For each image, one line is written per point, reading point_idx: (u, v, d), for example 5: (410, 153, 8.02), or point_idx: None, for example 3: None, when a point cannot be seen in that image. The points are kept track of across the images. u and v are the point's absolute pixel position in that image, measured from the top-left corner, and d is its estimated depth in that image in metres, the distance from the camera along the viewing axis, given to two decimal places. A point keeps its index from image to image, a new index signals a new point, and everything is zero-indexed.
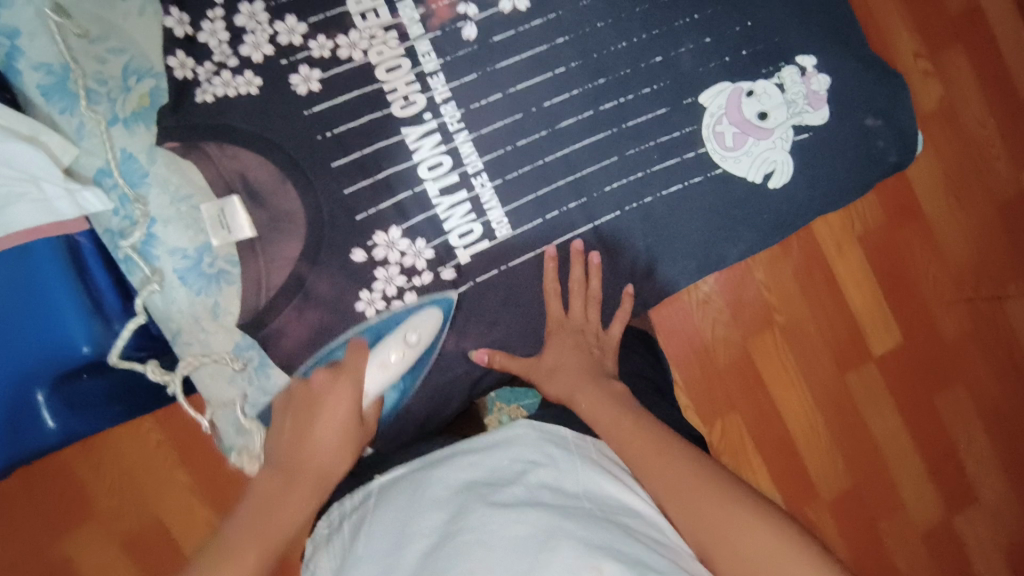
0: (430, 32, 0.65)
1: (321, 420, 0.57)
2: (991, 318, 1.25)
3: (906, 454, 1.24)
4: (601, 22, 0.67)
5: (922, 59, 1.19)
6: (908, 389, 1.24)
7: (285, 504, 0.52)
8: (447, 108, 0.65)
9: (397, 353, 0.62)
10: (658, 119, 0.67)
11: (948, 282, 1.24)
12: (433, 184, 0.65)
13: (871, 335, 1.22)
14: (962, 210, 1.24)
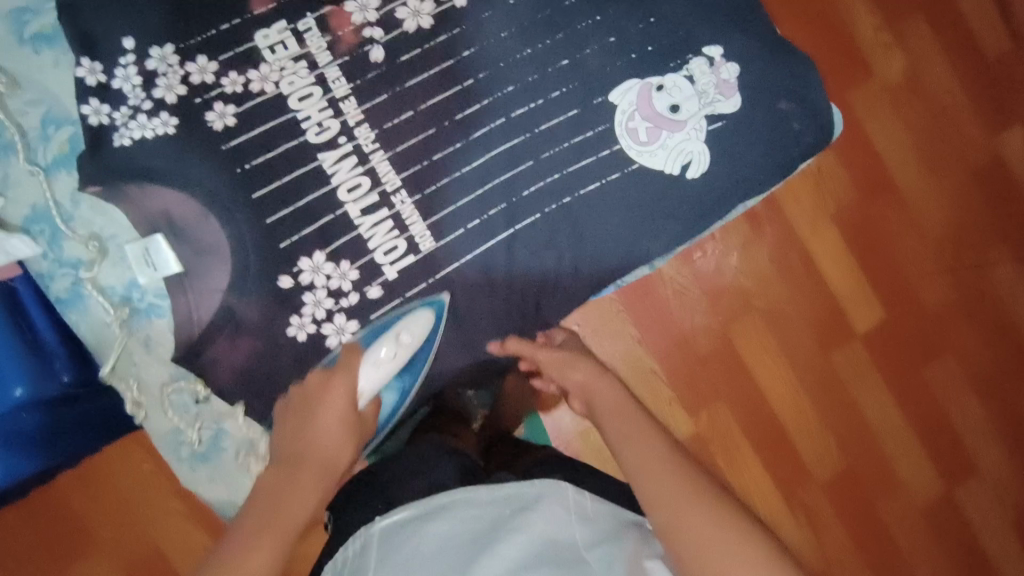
0: (338, 58, 0.66)
1: (321, 415, 0.64)
2: (976, 286, 1.25)
3: (899, 429, 1.24)
4: (505, 32, 0.68)
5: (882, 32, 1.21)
6: (898, 362, 1.23)
7: (294, 498, 0.59)
8: (361, 130, 0.66)
9: (387, 350, 0.67)
10: (570, 121, 0.69)
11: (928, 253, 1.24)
12: (354, 206, 0.67)
13: (854, 311, 1.21)
14: (937, 182, 1.24)
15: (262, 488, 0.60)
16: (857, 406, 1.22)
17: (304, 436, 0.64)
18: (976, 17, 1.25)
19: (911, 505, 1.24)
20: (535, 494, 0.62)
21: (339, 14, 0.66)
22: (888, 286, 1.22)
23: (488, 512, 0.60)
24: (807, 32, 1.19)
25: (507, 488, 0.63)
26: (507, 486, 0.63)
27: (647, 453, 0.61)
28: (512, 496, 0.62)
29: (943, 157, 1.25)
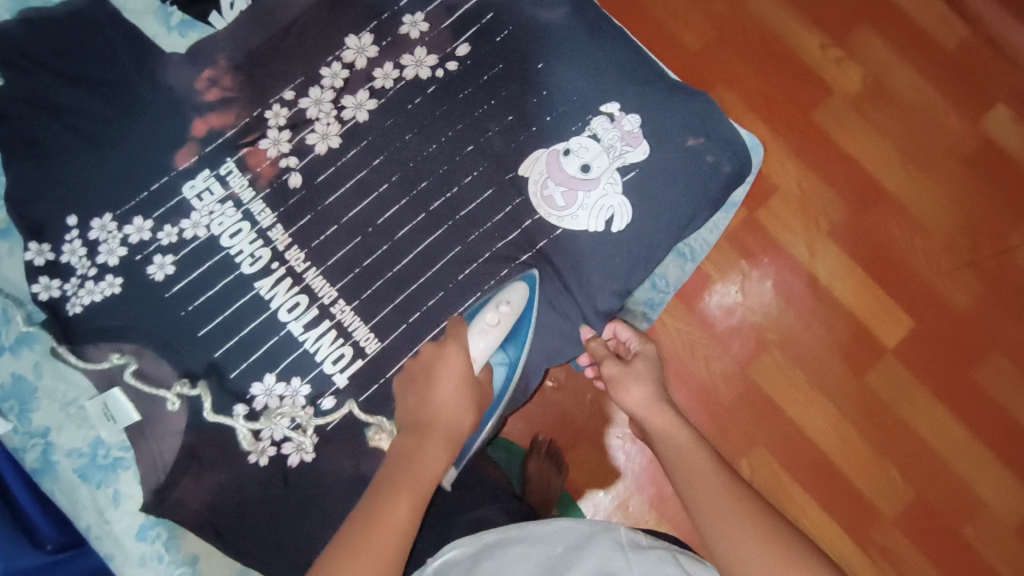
0: (261, 191, 0.71)
1: (443, 382, 0.61)
2: (1014, 279, 0.92)
3: (981, 459, 0.89)
4: (408, 133, 0.72)
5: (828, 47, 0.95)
6: (948, 384, 0.90)
7: (425, 458, 0.55)
8: (292, 252, 0.70)
9: (493, 316, 0.66)
10: (486, 202, 0.71)
11: (943, 249, 0.92)
12: (296, 324, 0.69)
13: (879, 329, 0.91)
14: (933, 172, 0.94)
15: (395, 455, 0.56)
16: (930, 444, 0.89)
17: (432, 408, 0.59)
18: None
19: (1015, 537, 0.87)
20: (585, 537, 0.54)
21: (255, 152, 0.71)
22: (924, 297, 0.91)
23: (541, 548, 0.53)
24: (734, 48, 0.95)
25: (552, 526, 0.55)
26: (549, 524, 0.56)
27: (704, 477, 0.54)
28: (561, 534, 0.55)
29: (934, 143, 0.94)
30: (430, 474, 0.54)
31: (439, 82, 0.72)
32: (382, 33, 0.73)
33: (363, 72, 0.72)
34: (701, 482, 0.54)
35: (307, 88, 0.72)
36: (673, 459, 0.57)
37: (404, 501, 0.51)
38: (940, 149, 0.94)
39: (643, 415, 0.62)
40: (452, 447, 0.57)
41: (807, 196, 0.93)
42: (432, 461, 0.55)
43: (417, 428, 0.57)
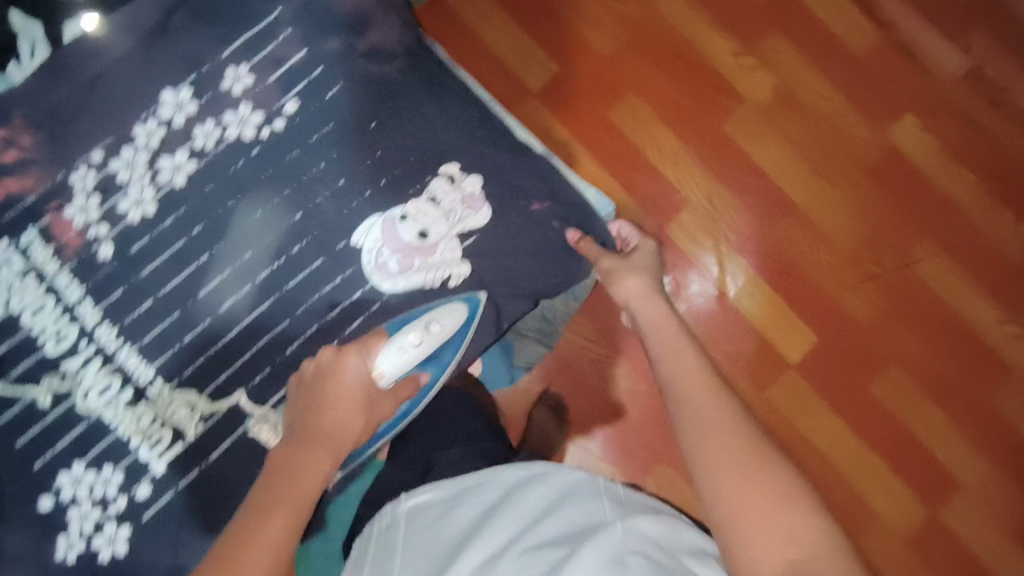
0: (66, 263, 0.65)
1: (332, 387, 0.60)
2: (878, 276, 1.25)
3: (817, 408, 1.22)
4: (230, 199, 0.67)
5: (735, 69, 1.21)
6: (816, 356, 1.23)
7: (308, 464, 0.56)
8: (103, 329, 0.65)
9: (415, 336, 0.64)
10: (316, 273, 0.68)
11: (825, 251, 1.25)
12: (108, 408, 0.64)
13: (761, 325, 1.24)
14: (810, 188, 1.26)
15: (275, 458, 0.57)
16: (774, 407, 1.22)
17: (326, 410, 0.59)
18: (777, 46, 1.29)
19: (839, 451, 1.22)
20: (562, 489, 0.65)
21: (60, 220, 0.64)
22: (800, 288, 1.24)
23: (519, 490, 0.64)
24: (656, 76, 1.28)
25: (529, 471, 0.67)
26: (530, 470, 0.68)
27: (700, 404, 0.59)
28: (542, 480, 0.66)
29: (811, 166, 1.27)
30: (305, 486, 0.55)
31: (265, 143, 0.67)
32: (201, 87, 0.67)
33: (181, 131, 0.66)
34: (691, 377, 0.61)
35: (118, 147, 0.65)
36: (665, 361, 0.63)
37: (279, 516, 0.53)
38: (815, 171, 1.27)
39: (636, 304, 0.70)
40: (336, 456, 0.58)
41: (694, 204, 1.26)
42: (314, 470, 0.56)
43: (299, 436, 0.58)
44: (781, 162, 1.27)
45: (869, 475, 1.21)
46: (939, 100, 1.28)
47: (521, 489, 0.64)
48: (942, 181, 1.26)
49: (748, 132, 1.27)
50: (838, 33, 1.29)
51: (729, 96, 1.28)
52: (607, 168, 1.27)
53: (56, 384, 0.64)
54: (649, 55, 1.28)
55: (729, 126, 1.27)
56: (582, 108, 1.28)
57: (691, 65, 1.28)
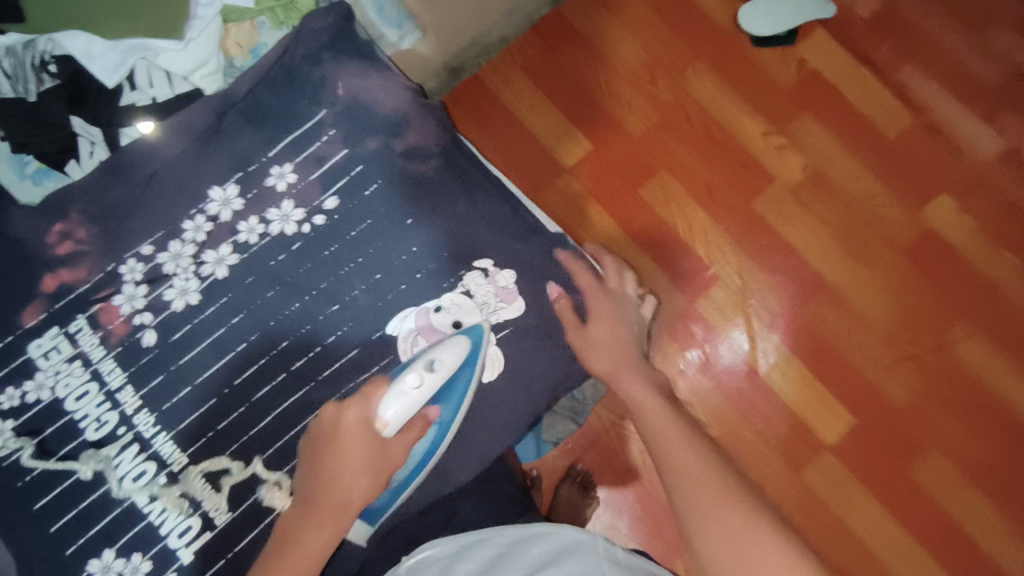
0: (111, 350, 0.67)
1: (336, 452, 0.61)
2: (942, 370, 1.20)
3: (867, 505, 1.17)
4: (270, 291, 0.69)
5: (772, 137, 1.30)
6: (879, 461, 1.18)
7: (301, 532, 0.59)
8: (141, 416, 0.66)
9: (416, 376, 0.63)
10: (350, 362, 0.69)
11: (880, 344, 1.22)
12: (140, 494, 0.65)
13: (814, 420, 1.20)
14: (869, 264, 1.25)
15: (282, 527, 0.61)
16: (817, 494, 1.18)
17: (327, 471, 0.60)
18: (807, 127, 1.30)
19: (894, 547, 1.16)
20: (559, 547, 0.65)
21: (109, 308, 0.67)
22: (855, 383, 1.21)
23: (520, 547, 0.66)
24: (692, 153, 1.30)
25: (531, 530, 0.68)
26: (533, 528, 0.69)
27: (687, 456, 0.64)
28: (543, 537, 0.67)
29: (871, 242, 1.26)
30: (304, 557, 0.58)
31: (304, 238, 0.70)
32: (247, 184, 0.70)
33: (226, 225, 0.70)
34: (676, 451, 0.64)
35: (167, 242, 0.69)
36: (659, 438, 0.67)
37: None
38: (880, 245, 1.25)
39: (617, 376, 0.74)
40: (339, 517, 0.60)
41: (748, 277, 1.25)
42: (315, 536, 0.59)
43: (307, 500, 0.60)
44: (837, 235, 1.26)
45: (913, 569, 1.15)
46: (975, 182, 1.27)
47: (522, 544, 0.66)
48: (982, 263, 1.24)
49: (778, 210, 1.27)
50: (871, 114, 1.30)
51: (758, 176, 1.29)
52: (636, 243, 1.28)
53: (98, 466, 0.65)
54: (680, 133, 1.31)
55: (759, 204, 1.28)
56: (612, 185, 1.30)
57: (723, 142, 1.30)
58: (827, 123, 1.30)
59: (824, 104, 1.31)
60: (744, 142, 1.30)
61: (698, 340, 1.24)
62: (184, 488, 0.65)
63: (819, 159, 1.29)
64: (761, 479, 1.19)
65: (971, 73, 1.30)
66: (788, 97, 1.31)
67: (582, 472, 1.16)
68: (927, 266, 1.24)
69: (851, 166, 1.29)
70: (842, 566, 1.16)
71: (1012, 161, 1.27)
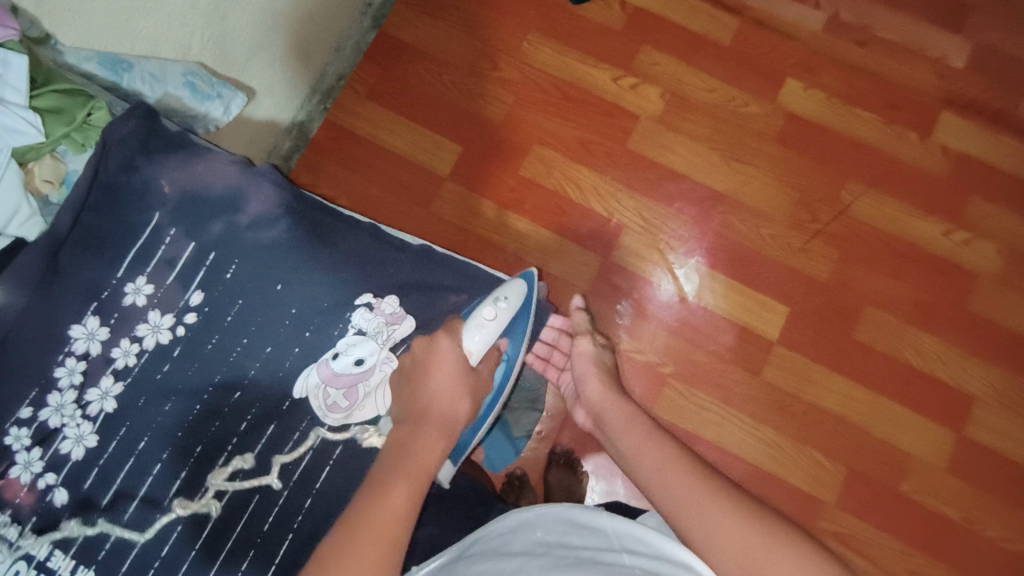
0: (26, 523, 0.63)
1: (435, 373, 0.69)
2: (848, 233, 1.27)
3: (830, 377, 1.22)
4: (168, 404, 0.68)
5: (622, 80, 1.35)
6: (827, 334, 1.24)
7: (420, 444, 0.63)
8: (80, 573, 0.63)
9: (488, 311, 0.74)
10: (271, 438, 0.69)
11: (787, 230, 1.28)
12: None
13: (754, 321, 1.25)
14: (750, 163, 1.31)
15: (390, 445, 0.64)
16: (780, 385, 1.22)
17: (425, 395, 0.67)
18: (649, 60, 1.35)
19: (865, 405, 1.21)
20: (560, 527, 0.69)
21: (7, 483, 0.64)
22: (779, 272, 1.26)
23: (515, 534, 0.70)
24: (556, 120, 1.34)
25: (529, 516, 0.72)
26: (525, 514, 0.73)
27: (618, 410, 0.87)
28: (541, 518, 0.71)
29: (744, 142, 1.32)
30: (423, 462, 0.61)
31: (182, 341, 0.70)
32: (106, 311, 0.69)
33: (100, 358, 0.68)
34: (613, 412, 0.88)
35: (44, 397, 0.66)
36: (604, 405, 0.90)
37: (401, 489, 0.58)
38: (752, 142, 1.32)
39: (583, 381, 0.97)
40: (447, 433, 0.65)
41: (648, 213, 1.29)
42: (428, 450, 0.62)
43: (413, 418, 0.65)
44: (712, 146, 1.32)
45: (889, 418, 1.20)
46: (812, 57, 1.34)
47: (525, 528, 0.70)
48: (844, 127, 1.31)
49: (651, 143, 1.32)
50: (701, 27, 1.36)
51: (622, 119, 1.33)
52: (535, 220, 1.30)
53: None
54: (539, 104, 1.34)
55: (633, 144, 1.32)
56: (493, 175, 1.32)
57: (580, 99, 1.34)
58: (665, 49, 1.36)
59: (656, 33, 1.36)
60: (598, 93, 1.34)
61: (625, 290, 1.27)
62: None
63: (669, 84, 1.34)
64: (728, 393, 1.22)
65: None
66: (623, 40, 1.36)
67: (564, 452, 1.17)
68: (804, 145, 1.31)
69: (702, 81, 1.34)
70: (828, 441, 1.20)
71: (836, 25, 1.35)
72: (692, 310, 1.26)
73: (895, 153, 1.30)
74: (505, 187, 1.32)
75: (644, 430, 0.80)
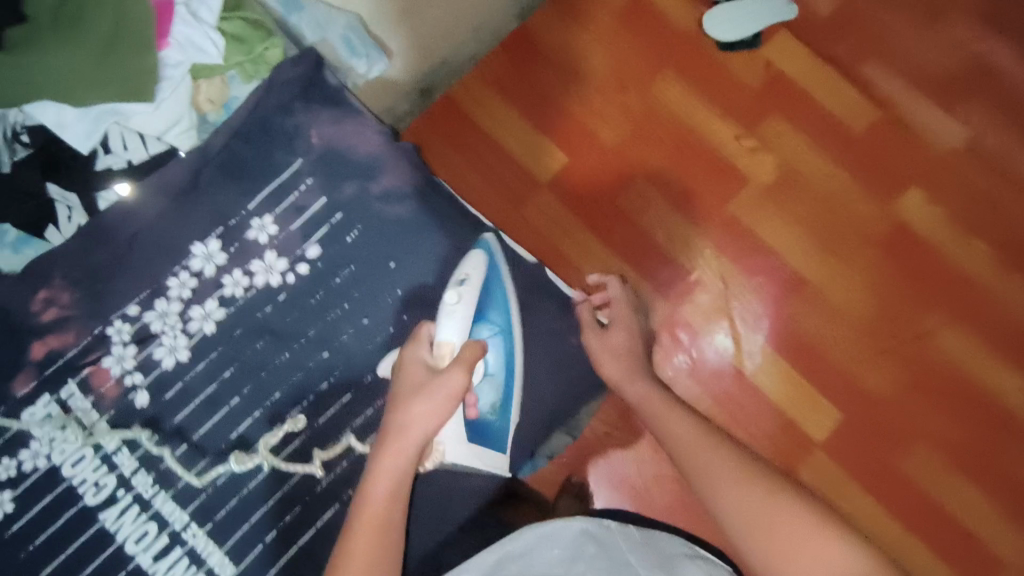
0: (105, 412, 0.71)
1: (406, 372, 0.72)
2: (922, 359, 1.23)
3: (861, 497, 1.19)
4: (260, 343, 0.74)
5: (743, 140, 1.32)
6: (870, 453, 1.21)
7: (396, 439, 0.69)
8: (139, 477, 0.70)
9: (453, 297, 0.73)
10: (343, 405, 0.74)
11: (862, 338, 1.25)
12: (144, 555, 0.69)
13: (803, 417, 1.22)
14: (845, 261, 1.27)
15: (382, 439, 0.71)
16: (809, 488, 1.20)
17: (399, 392, 0.71)
18: (776, 129, 1.33)
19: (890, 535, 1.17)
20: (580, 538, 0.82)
21: (99, 371, 0.71)
22: (842, 378, 1.23)
23: (542, 549, 0.80)
24: (667, 161, 1.32)
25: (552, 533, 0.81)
26: (548, 533, 0.81)
27: (665, 413, 0.90)
28: (557, 538, 0.81)
29: (845, 239, 1.28)
30: (397, 452, 0.68)
31: (289, 288, 0.75)
32: (228, 239, 0.74)
33: (211, 280, 0.73)
34: (655, 411, 0.90)
35: (152, 300, 0.72)
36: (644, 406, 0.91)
37: (382, 483, 0.68)
38: (854, 241, 1.28)
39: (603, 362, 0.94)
40: (430, 421, 0.70)
41: (730, 279, 1.27)
42: (406, 442, 0.69)
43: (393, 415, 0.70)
44: (813, 233, 1.28)
45: (908, 555, 1.17)
46: (940, 174, 1.30)
47: (545, 547, 0.80)
48: (951, 252, 1.27)
49: (753, 212, 1.30)
50: (837, 111, 1.32)
51: (731, 180, 1.31)
52: (617, 252, 1.29)
53: (100, 529, 0.69)
54: (653, 141, 1.33)
55: (735, 208, 1.30)
56: (590, 198, 1.32)
57: (696, 148, 1.32)
58: (795, 123, 1.33)
59: (791, 105, 1.33)
60: (717, 147, 1.32)
61: (686, 346, 1.26)
62: (188, 544, 0.70)
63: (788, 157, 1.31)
64: None
65: (929, 65, 1.33)
66: (756, 103, 1.33)
67: (579, 485, 1.13)
68: (905, 258, 1.27)
69: (821, 165, 1.31)
70: None
71: (974, 150, 1.30)
72: (746, 387, 1.24)
73: (997, 294, 1.25)
74: (597, 213, 1.31)
75: (699, 445, 0.84)
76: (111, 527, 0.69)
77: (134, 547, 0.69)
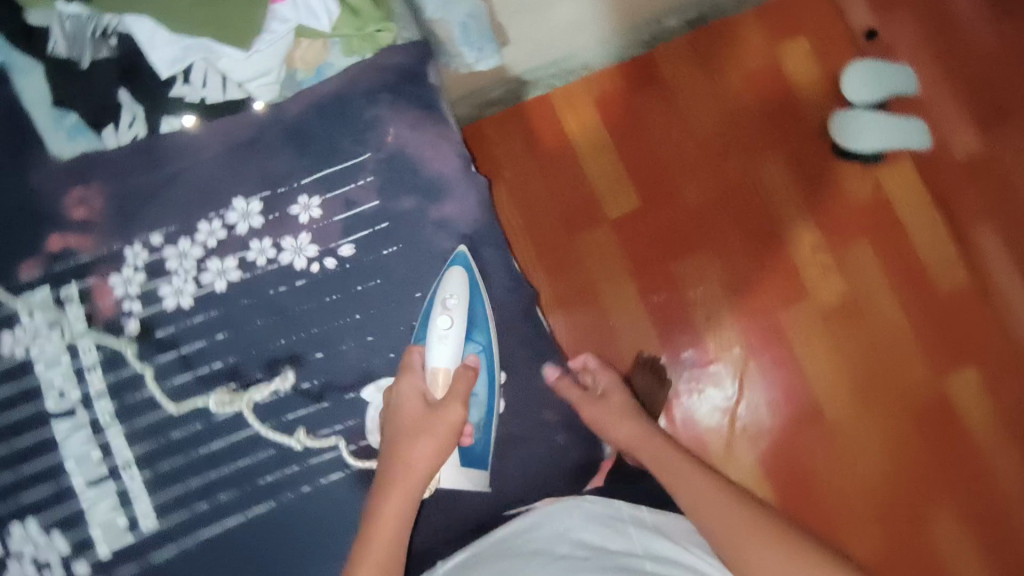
0: (96, 326, 0.75)
1: (401, 393, 0.72)
2: (909, 541, 1.11)
3: None
4: (260, 321, 0.76)
5: (821, 251, 1.19)
6: None
7: (405, 455, 0.69)
8: (101, 403, 0.74)
9: (445, 316, 0.75)
10: (320, 411, 0.76)
11: (857, 497, 1.13)
12: (81, 476, 0.73)
13: None
14: (873, 415, 1.15)
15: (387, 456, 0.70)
16: None
17: (397, 412, 0.71)
18: (860, 251, 1.19)
19: None
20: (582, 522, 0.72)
21: (103, 286, 0.75)
22: (820, 528, 1.12)
23: (534, 531, 0.72)
24: (733, 240, 1.19)
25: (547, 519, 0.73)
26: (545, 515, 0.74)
27: (652, 444, 0.78)
28: (553, 520, 0.73)
29: (884, 393, 1.16)
30: (412, 467, 0.68)
31: (309, 277, 0.76)
32: (270, 206, 0.77)
33: (238, 239, 0.76)
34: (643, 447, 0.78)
35: (176, 237, 0.76)
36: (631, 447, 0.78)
37: (394, 499, 0.67)
38: (891, 399, 1.15)
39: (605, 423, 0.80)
40: (437, 440, 0.69)
41: (751, 391, 1.16)
42: (417, 456, 0.68)
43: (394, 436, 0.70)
44: (852, 373, 1.16)
45: None
46: (1011, 365, 1.15)
47: (547, 525, 0.72)
48: (986, 450, 1.14)
49: (800, 330, 1.17)
50: (930, 257, 1.18)
51: (792, 287, 1.18)
52: (649, 315, 1.18)
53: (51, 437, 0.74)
54: (727, 213, 1.20)
55: (784, 317, 1.18)
56: (639, 248, 1.19)
57: (768, 237, 1.19)
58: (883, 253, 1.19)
59: (887, 232, 1.19)
60: (791, 245, 1.19)
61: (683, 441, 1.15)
62: (123, 485, 0.73)
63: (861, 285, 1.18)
64: None
65: None
66: (853, 218, 1.19)
67: None
68: (937, 436, 1.14)
69: (890, 307, 1.18)
70: None
71: None
72: None
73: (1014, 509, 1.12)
74: (639, 266, 1.19)
75: (686, 471, 0.73)
76: (63, 441, 0.74)
77: (73, 465, 0.73)
